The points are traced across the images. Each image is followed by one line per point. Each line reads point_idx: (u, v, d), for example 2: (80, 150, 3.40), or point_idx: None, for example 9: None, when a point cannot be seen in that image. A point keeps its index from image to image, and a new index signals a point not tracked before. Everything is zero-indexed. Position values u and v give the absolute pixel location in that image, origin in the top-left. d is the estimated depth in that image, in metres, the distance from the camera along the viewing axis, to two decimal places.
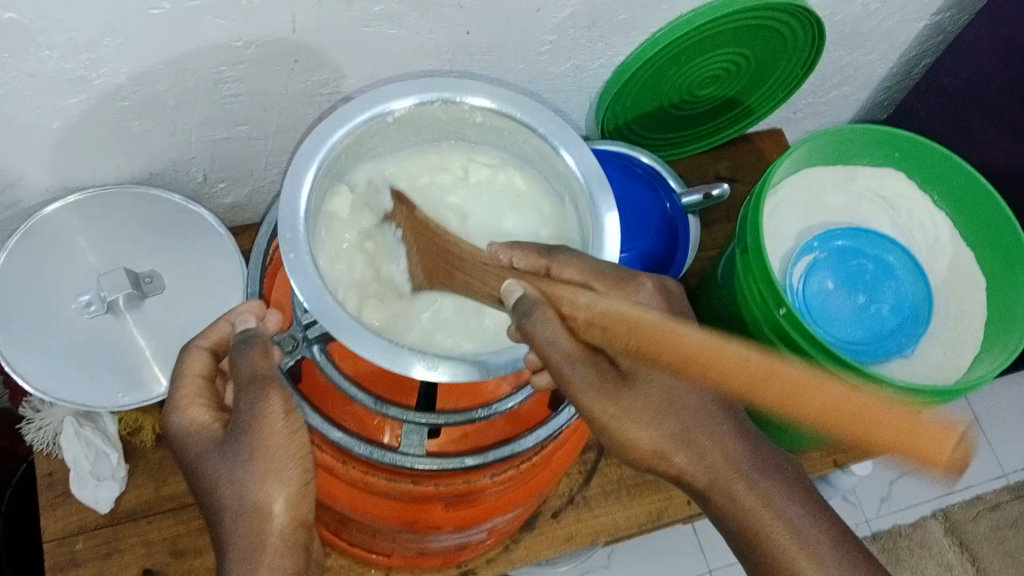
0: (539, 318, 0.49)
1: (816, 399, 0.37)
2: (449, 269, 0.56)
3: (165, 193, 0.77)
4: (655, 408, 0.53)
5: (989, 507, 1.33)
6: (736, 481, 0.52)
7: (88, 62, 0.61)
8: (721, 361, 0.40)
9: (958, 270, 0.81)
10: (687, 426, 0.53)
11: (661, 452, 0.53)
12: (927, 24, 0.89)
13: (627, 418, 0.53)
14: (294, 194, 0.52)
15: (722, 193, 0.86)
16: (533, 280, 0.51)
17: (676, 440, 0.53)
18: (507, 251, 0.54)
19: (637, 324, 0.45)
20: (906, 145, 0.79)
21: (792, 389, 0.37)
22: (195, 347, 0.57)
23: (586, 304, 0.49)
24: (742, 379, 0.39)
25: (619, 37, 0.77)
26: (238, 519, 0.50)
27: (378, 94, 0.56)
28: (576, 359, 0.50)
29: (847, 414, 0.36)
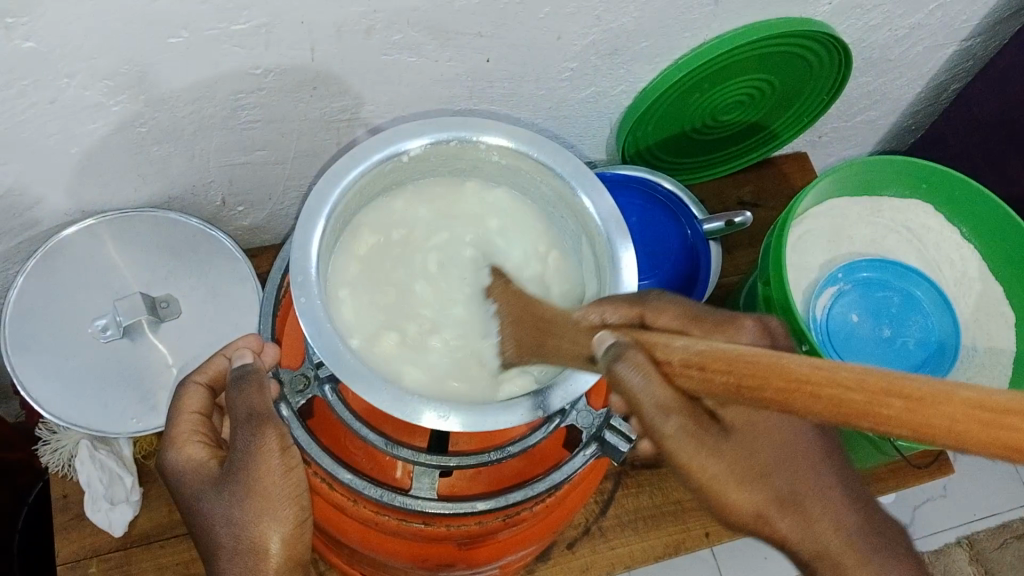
0: (629, 361, 0.44)
1: (943, 405, 0.32)
2: (541, 337, 0.53)
3: (182, 217, 0.78)
4: (757, 467, 0.49)
5: (1015, 536, 1.25)
6: (847, 552, 0.49)
7: (107, 89, 0.61)
8: (833, 377, 0.35)
9: (986, 306, 0.79)
10: (793, 486, 0.50)
11: (762, 516, 0.49)
12: (957, 50, 0.87)
13: (728, 478, 0.48)
14: (307, 236, 0.51)
15: (745, 221, 0.85)
16: (627, 330, 0.47)
17: (781, 504, 0.49)
18: (597, 307, 0.50)
19: (740, 356, 0.40)
20: (933, 177, 0.78)
21: (919, 395, 0.32)
22: (191, 382, 0.58)
23: (683, 347, 0.43)
24: (857, 393, 0.34)
25: (641, 64, 0.76)
26: (235, 558, 0.51)
27: (393, 133, 0.55)
28: (670, 410, 0.44)
29: (980, 422, 0.31)
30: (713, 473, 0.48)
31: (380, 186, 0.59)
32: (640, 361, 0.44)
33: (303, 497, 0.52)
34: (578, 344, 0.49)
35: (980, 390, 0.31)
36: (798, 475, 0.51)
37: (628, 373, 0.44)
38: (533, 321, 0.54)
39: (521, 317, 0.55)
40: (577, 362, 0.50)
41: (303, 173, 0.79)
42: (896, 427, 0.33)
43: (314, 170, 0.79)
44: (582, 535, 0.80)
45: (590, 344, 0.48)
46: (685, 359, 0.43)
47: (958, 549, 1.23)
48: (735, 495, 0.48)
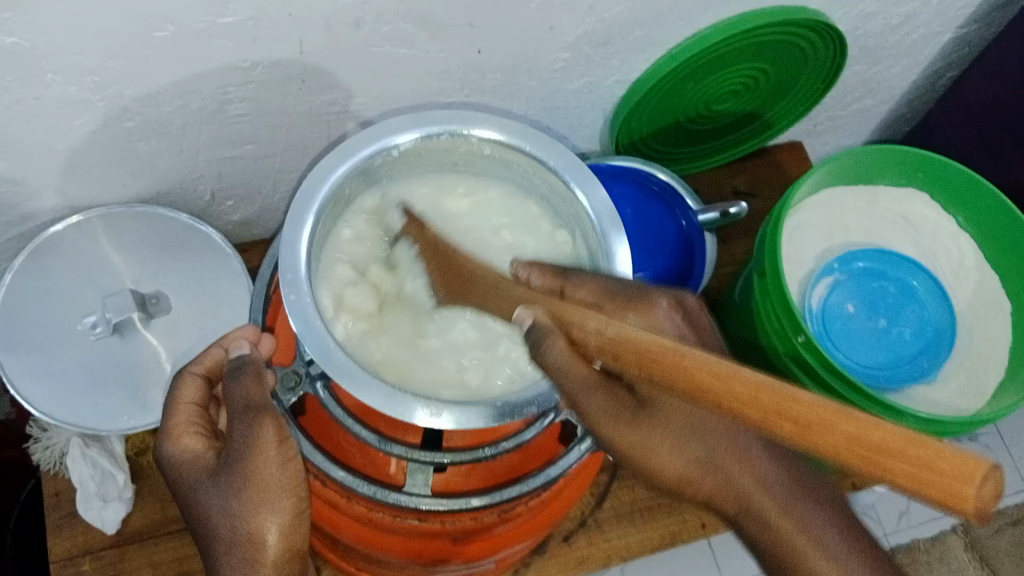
0: (551, 346, 0.45)
1: (832, 432, 0.33)
2: (465, 287, 0.55)
3: (171, 212, 0.77)
4: (677, 431, 0.48)
5: (1010, 522, 1.26)
6: (768, 505, 0.47)
7: (93, 85, 0.60)
8: (729, 386, 0.36)
9: (981, 297, 0.79)
10: (713, 448, 0.48)
11: (685, 479, 0.48)
12: (953, 37, 0.86)
13: (647, 445, 0.48)
14: (296, 233, 0.51)
15: (740, 212, 0.83)
16: (543, 305, 0.48)
17: (701, 465, 0.48)
18: (524, 270, 0.54)
19: (649, 350, 0.40)
20: (930, 167, 0.77)
21: (806, 423, 0.34)
22: (188, 373, 0.57)
23: (596, 330, 0.44)
24: (750, 408, 0.35)
25: (634, 54, 0.75)
26: (232, 550, 0.50)
27: (383, 127, 0.55)
28: (592, 387, 0.46)
29: (865, 452, 0.32)
30: (630, 439, 0.48)
31: (373, 179, 0.58)
32: (559, 345, 0.45)
33: (301, 489, 0.52)
34: (502, 308, 0.52)
35: (861, 421, 0.33)
36: (717, 438, 0.48)
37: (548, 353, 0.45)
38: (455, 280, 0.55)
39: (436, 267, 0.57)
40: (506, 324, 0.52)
41: (294, 167, 0.78)
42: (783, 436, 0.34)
43: (304, 164, 0.78)
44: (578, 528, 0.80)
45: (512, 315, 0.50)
46: (598, 345, 0.44)
47: (953, 536, 1.23)
48: (656, 459, 0.48)
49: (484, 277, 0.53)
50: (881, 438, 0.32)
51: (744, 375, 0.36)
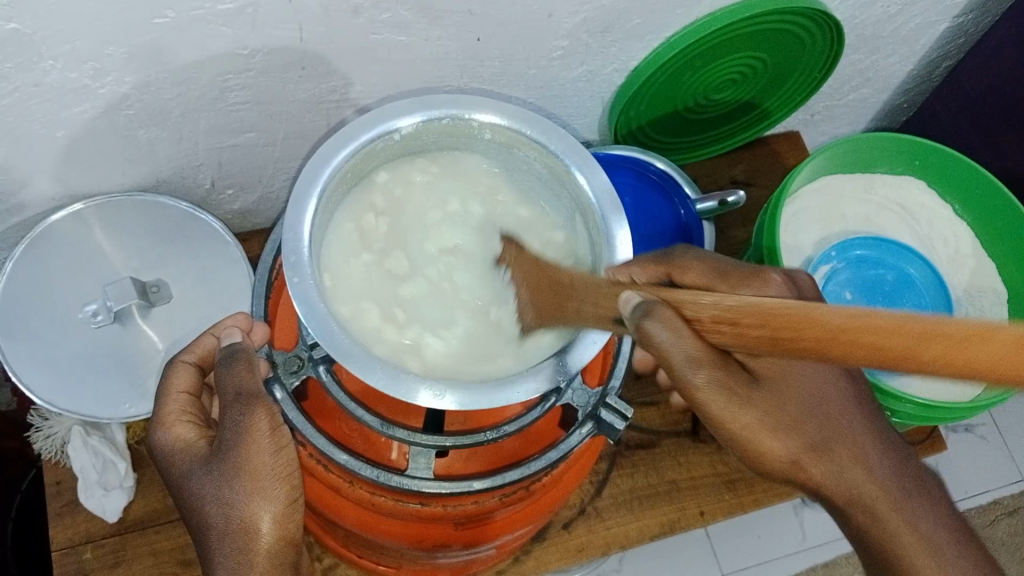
0: (658, 318, 0.43)
1: (992, 345, 0.29)
2: (560, 303, 0.52)
3: (171, 201, 0.77)
4: (792, 419, 0.54)
5: (1006, 512, 1.26)
6: (875, 494, 0.56)
7: (92, 72, 0.60)
8: (868, 328, 0.32)
9: (980, 283, 0.79)
10: (825, 433, 0.55)
11: (798, 464, 0.54)
12: (950, 26, 0.87)
13: (762, 428, 0.52)
14: (299, 216, 0.51)
15: (738, 201, 0.85)
16: (651, 291, 0.47)
17: (814, 453, 0.55)
18: (624, 269, 0.52)
19: (773, 310, 0.37)
20: (928, 154, 0.78)
21: (958, 341, 0.29)
22: (180, 362, 0.58)
23: (712, 303, 0.42)
24: (893, 339, 0.31)
25: (633, 42, 0.76)
26: (224, 538, 0.50)
27: (383, 112, 0.55)
28: (700, 363, 0.45)
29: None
30: (752, 424, 0.52)
31: (372, 163, 0.58)
32: (669, 316, 0.44)
33: (294, 476, 0.52)
34: (604, 307, 0.49)
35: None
36: (832, 425, 0.56)
37: (656, 331, 0.43)
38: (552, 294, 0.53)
39: (538, 285, 0.55)
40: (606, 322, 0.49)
41: (293, 155, 0.78)
42: (933, 365, 0.30)
43: (303, 152, 0.78)
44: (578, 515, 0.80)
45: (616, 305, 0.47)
46: (714, 317, 0.42)
47: None
48: (770, 443, 0.53)
49: (577, 280, 0.51)
50: None
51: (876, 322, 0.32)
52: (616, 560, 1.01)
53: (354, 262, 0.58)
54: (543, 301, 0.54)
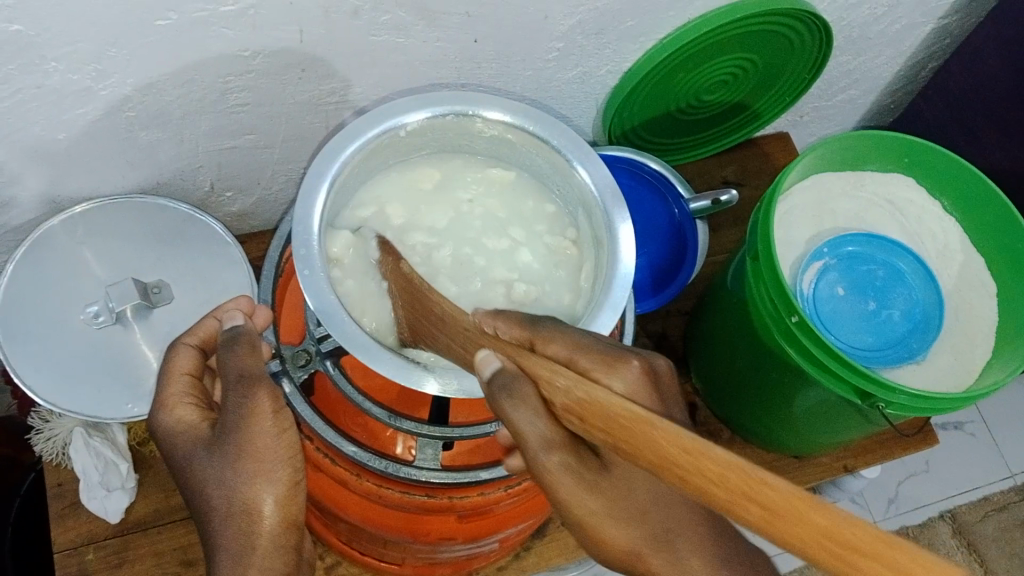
0: (514, 398, 0.43)
1: (826, 531, 0.29)
2: (432, 329, 0.53)
3: (171, 202, 0.78)
4: (634, 507, 0.47)
5: (997, 508, 1.27)
6: None
7: (94, 73, 0.61)
8: (698, 464, 0.33)
9: (967, 277, 0.80)
10: (671, 531, 0.47)
11: (637, 555, 0.47)
12: (935, 27, 0.89)
13: (597, 512, 0.46)
14: (308, 210, 0.52)
15: (730, 199, 0.84)
16: (513, 353, 0.45)
17: (655, 541, 0.47)
18: (491, 319, 0.48)
19: (614, 415, 0.37)
20: (915, 151, 0.79)
21: (777, 511, 0.30)
22: (182, 345, 0.58)
23: (562, 388, 0.41)
24: (717, 488, 0.32)
25: (626, 44, 0.77)
26: (227, 519, 0.51)
27: (388, 109, 0.56)
28: (553, 444, 0.44)
29: (844, 557, 0.29)
30: (590, 507, 0.46)
31: (379, 160, 0.60)
32: (529, 400, 0.43)
33: (297, 459, 0.53)
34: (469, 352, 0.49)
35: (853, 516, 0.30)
36: (675, 515, 0.47)
37: (512, 412, 0.43)
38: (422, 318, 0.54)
39: (406, 304, 0.55)
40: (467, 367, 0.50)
41: (292, 157, 0.79)
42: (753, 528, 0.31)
43: (302, 154, 0.79)
44: None
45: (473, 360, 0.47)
46: (565, 404, 0.41)
47: (941, 522, 1.25)
48: (610, 532, 0.47)
49: (447, 314, 0.52)
50: (860, 539, 0.29)
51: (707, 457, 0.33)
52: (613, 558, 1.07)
53: (519, 230, 0.64)
54: (412, 311, 0.55)
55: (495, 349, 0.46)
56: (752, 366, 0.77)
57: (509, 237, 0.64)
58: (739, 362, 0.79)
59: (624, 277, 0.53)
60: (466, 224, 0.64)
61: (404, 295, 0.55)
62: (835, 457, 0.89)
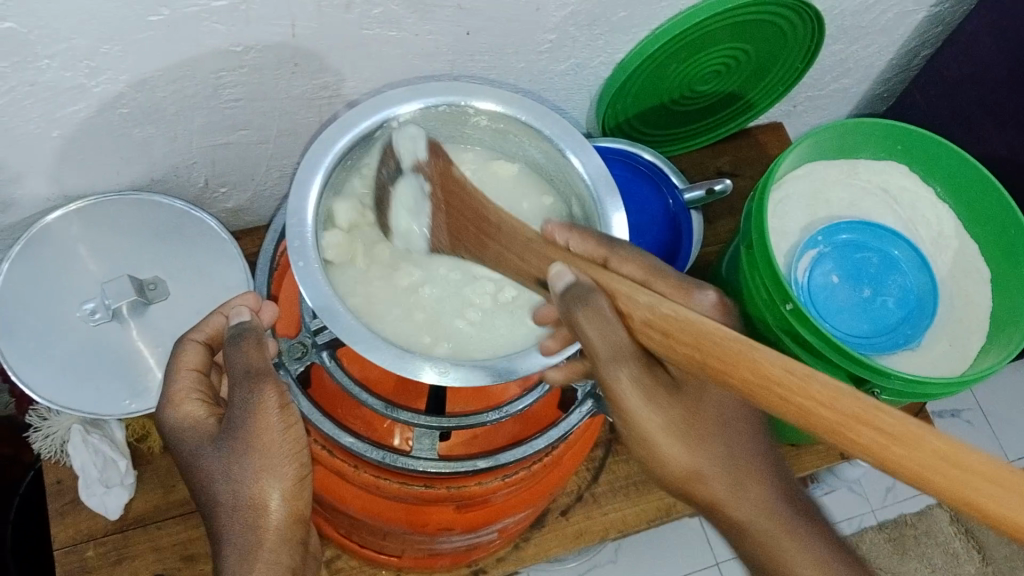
0: (590, 312, 0.48)
1: (924, 449, 0.36)
2: (482, 239, 0.56)
3: (166, 199, 0.78)
4: (698, 430, 0.52)
5: None
6: (772, 524, 0.51)
7: (87, 70, 0.61)
8: (805, 387, 0.40)
9: (962, 264, 0.81)
10: (732, 460, 0.52)
11: (697, 475, 0.51)
12: (926, 15, 0.89)
13: (660, 431, 0.51)
14: (302, 203, 0.53)
15: (725, 188, 0.84)
16: (588, 268, 0.51)
17: (716, 467, 0.52)
18: (563, 232, 0.55)
19: (709, 336, 0.43)
20: (909, 139, 0.80)
21: (889, 431, 0.37)
22: (189, 341, 0.59)
23: (646, 304, 0.48)
24: (824, 408, 0.39)
25: (619, 35, 0.77)
26: (234, 513, 0.51)
27: (382, 100, 0.57)
28: (626, 358, 0.48)
29: (948, 473, 0.36)
30: (653, 425, 0.51)
31: (371, 152, 0.60)
32: (604, 314, 0.48)
33: (303, 454, 0.54)
34: (527, 261, 0.54)
35: (958, 445, 0.36)
36: (738, 446, 0.53)
37: (587, 325, 0.48)
38: (473, 223, 0.56)
39: (451, 208, 0.56)
40: (530, 279, 0.55)
41: (287, 153, 0.79)
42: (858, 444, 0.38)
43: (297, 149, 0.79)
44: (575, 502, 0.80)
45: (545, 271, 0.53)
46: (646, 319, 0.47)
47: (939, 510, 1.26)
48: (670, 452, 0.52)
49: (506, 226, 0.55)
50: (968, 460, 0.36)
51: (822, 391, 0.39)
52: (613, 550, 1.08)
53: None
54: (457, 222, 0.56)
55: (567, 261, 0.52)
56: None
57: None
58: None
59: None
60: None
61: (447, 209, 0.57)
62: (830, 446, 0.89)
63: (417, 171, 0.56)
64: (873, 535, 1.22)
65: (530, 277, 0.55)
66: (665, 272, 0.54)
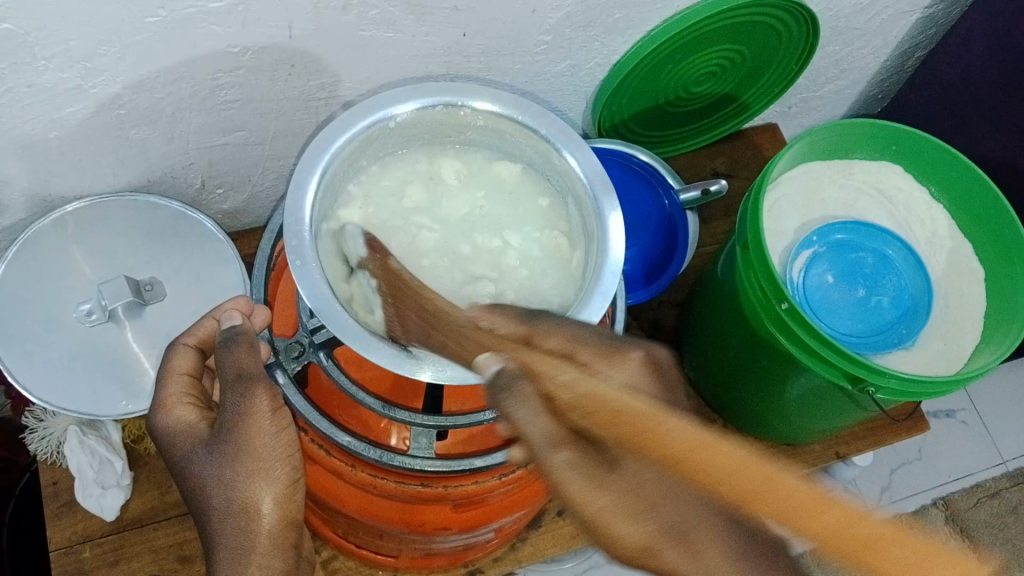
0: (518, 395, 0.44)
1: (822, 517, 0.34)
2: (426, 330, 0.52)
3: (164, 200, 0.78)
4: (646, 499, 0.41)
5: (989, 495, 1.28)
6: None
7: (84, 72, 0.61)
8: (710, 460, 0.38)
9: (955, 263, 0.81)
10: (690, 530, 0.40)
11: (651, 552, 0.40)
12: (920, 17, 0.89)
13: (603, 508, 0.42)
14: (299, 202, 0.53)
15: (721, 189, 0.85)
16: (513, 349, 0.47)
17: (670, 537, 0.40)
18: (488, 315, 0.50)
19: (621, 413, 0.41)
20: (903, 140, 0.80)
21: (790, 502, 0.35)
22: (181, 345, 0.59)
23: (568, 382, 0.44)
24: (731, 480, 0.37)
25: (615, 37, 0.77)
26: (225, 519, 0.51)
27: (379, 100, 0.57)
28: (560, 438, 0.43)
29: (854, 542, 0.33)
30: (594, 502, 0.42)
31: (370, 152, 0.61)
32: (529, 397, 0.44)
33: (296, 458, 0.54)
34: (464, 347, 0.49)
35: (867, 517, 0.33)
36: (693, 511, 0.41)
37: (515, 409, 0.44)
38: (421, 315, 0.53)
39: (399, 301, 0.55)
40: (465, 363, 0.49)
41: (283, 154, 0.79)
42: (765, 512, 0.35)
43: (293, 150, 0.79)
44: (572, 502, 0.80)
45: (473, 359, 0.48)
46: (572, 399, 0.43)
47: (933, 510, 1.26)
48: (621, 529, 0.41)
49: (443, 312, 0.53)
50: (871, 529, 0.33)
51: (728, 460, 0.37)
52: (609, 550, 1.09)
53: (513, 234, 0.64)
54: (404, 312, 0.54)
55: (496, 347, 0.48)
56: (743, 355, 0.77)
57: (502, 239, 0.64)
58: (733, 353, 0.79)
59: (613, 264, 0.54)
60: (470, 222, 0.65)
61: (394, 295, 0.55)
62: (827, 445, 0.90)
63: (363, 266, 0.57)
64: None
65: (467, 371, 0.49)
66: (592, 341, 0.47)
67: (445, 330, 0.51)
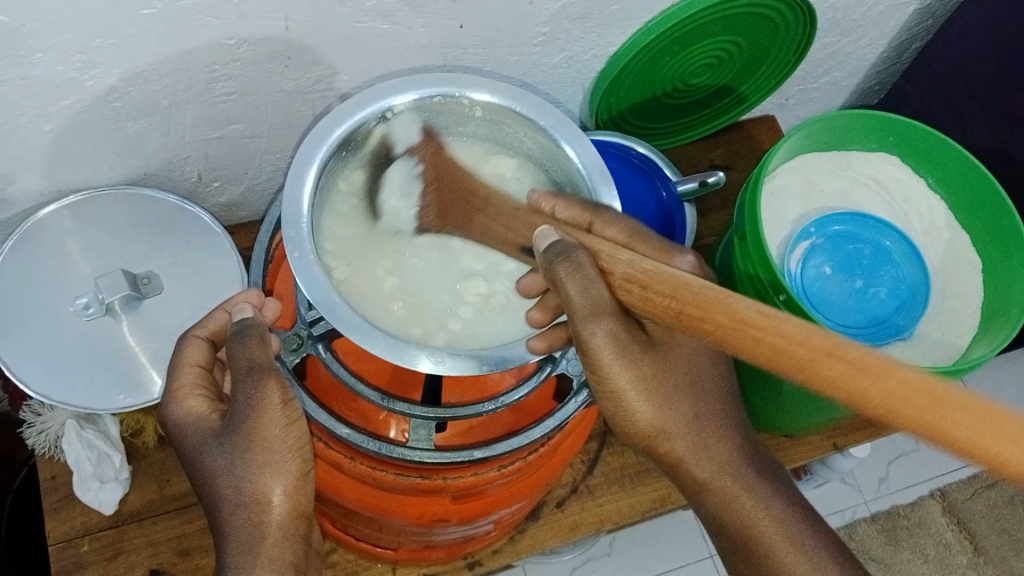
0: (570, 269, 0.49)
1: (889, 378, 0.36)
2: (467, 212, 0.59)
3: (160, 194, 0.78)
4: (667, 387, 0.54)
5: (985, 486, 1.29)
6: (745, 497, 0.55)
7: (80, 64, 0.61)
8: (773, 334, 0.41)
9: (954, 255, 0.81)
10: (693, 409, 0.55)
11: (660, 430, 0.54)
12: (917, 8, 0.89)
13: (636, 390, 0.53)
14: (297, 194, 0.53)
15: (718, 181, 0.87)
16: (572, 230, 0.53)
17: (680, 419, 0.55)
18: (551, 200, 0.56)
19: (683, 284, 0.46)
20: (900, 130, 0.80)
21: (853, 361, 0.37)
22: (192, 337, 0.59)
23: (627, 262, 0.50)
24: (801, 346, 0.39)
25: (612, 28, 0.77)
26: (239, 509, 0.51)
27: (377, 91, 0.57)
28: (607, 316, 0.50)
29: (927, 398, 0.35)
30: (626, 384, 0.53)
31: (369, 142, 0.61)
32: (584, 269, 0.49)
33: (306, 450, 0.53)
34: (514, 230, 0.58)
35: (912, 374, 0.36)
36: (698, 397, 0.56)
37: (567, 280, 0.49)
38: (462, 194, 0.59)
39: (441, 185, 0.59)
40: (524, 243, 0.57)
41: (280, 147, 0.79)
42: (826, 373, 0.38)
43: (290, 143, 0.79)
44: (570, 494, 0.80)
45: (534, 237, 0.54)
46: (627, 274, 0.49)
47: (931, 501, 1.27)
48: (639, 409, 0.53)
49: (493, 201, 0.59)
50: (941, 390, 0.35)
51: (804, 343, 0.39)
52: (607, 542, 1.09)
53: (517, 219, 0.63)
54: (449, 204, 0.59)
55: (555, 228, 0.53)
56: None
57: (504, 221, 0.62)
58: None
59: None
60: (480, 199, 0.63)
61: (437, 181, 0.59)
62: (824, 436, 0.90)
63: (411, 154, 0.59)
64: (866, 526, 1.23)
65: (515, 244, 0.58)
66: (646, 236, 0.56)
67: (498, 210, 0.58)
